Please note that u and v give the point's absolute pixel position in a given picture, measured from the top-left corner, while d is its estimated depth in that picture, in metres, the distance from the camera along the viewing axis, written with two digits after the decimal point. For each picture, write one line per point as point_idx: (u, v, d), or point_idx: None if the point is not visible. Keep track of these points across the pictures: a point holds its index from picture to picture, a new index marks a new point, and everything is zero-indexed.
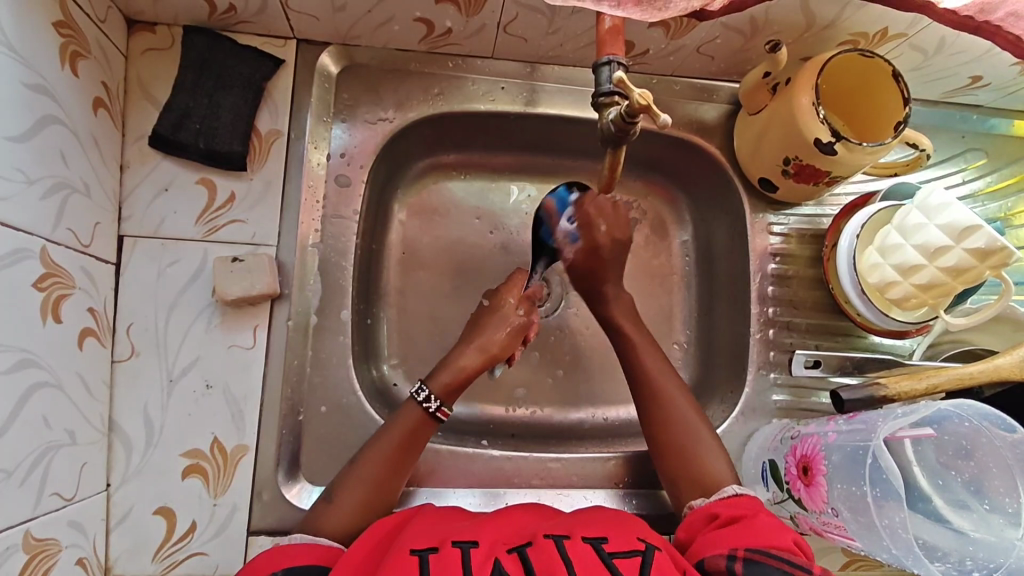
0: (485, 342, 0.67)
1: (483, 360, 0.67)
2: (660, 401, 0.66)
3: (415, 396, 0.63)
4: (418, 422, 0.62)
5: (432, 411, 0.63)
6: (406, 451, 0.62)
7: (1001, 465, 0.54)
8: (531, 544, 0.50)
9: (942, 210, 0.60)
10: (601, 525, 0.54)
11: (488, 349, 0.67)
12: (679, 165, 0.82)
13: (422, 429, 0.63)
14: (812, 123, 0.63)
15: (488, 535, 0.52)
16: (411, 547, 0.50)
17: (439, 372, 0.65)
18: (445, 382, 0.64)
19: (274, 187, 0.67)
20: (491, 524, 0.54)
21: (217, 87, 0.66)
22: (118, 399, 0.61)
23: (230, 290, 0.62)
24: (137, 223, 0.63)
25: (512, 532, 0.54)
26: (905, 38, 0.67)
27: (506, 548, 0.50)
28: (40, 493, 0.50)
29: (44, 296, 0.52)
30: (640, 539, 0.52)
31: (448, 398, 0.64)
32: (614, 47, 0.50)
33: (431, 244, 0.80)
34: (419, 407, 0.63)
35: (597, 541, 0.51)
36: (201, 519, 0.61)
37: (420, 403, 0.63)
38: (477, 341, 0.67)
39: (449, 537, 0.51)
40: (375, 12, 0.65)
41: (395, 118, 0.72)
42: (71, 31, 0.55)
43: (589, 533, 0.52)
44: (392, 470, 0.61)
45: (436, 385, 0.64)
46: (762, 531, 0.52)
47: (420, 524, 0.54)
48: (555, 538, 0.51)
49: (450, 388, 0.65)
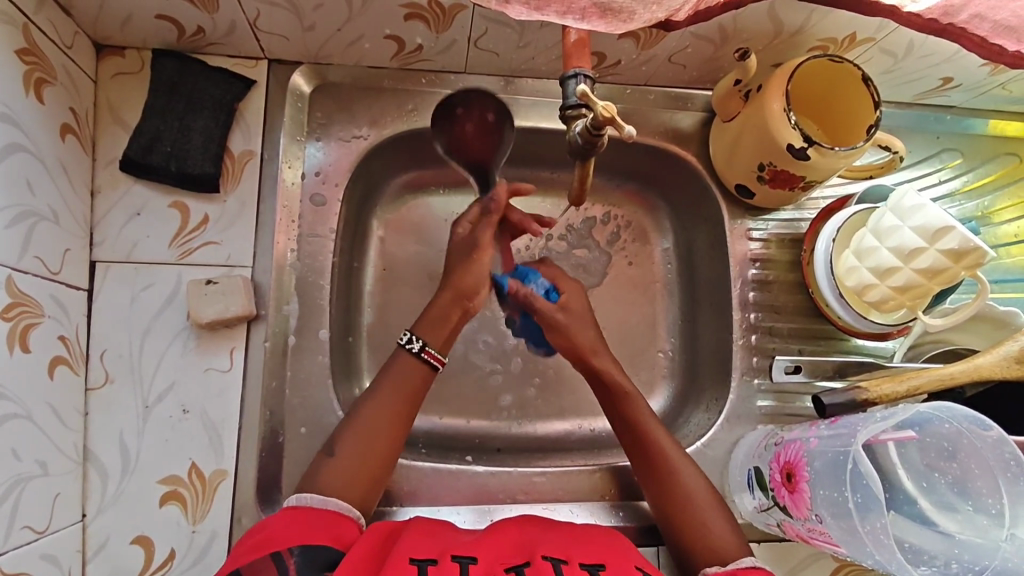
0: (458, 283, 0.66)
1: (454, 301, 0.66)
2: (665, 473, 0.63)
3: (403, 342, 0.64)
4: (409, 367, 0.63)
5: (417, 352, 0.64)
6: (408, 402, 0.62)
7: (983, 466, 0.53)
8: (529, 564, 0.50)
9: (916, 211, 0.60)
10: (599, 550, 0.53)
11: (459, 287, 0.66)
12: (657, 174, 0.82)
13: (415, 375, 0.63)
14: (785, 129, 0.63)
15: (487, 552, 0.52)
16: (412, 555, 0.49)
17: (423, 321, 0.66)
18: (430, 326, 0.65)
19: (248, 208, 0.66)
20: (490, 541, 0.54)
21: (188, 110, 0.66)
22: (93, 428, 0.60)
23: (204, 312, 0.62)
24: (110, 248, 0.63)
25: (512, 548, 0.53)
26: (873, 42, 0.68)
27: (504, 569, 0.49)
28: (9, 527, 0.49)
29: (11, 325, 0.51)
30: (638, 568, 0.52)
31: (437, 342, 0.65)
32: (580, 60, 0.51)
33: (410, 260, 0.80)
34: (405, 350, 0.64)
35: (594, 569, 0.50)
36: (180, 548, 0.60)
37: (406, 347, 0.64)
38: (452, 281, 0.66)
39: (448, 550, 0.51)
40: (345, 30, 0.64)
41: (370, 135, 0.72)
42: (37, 58, 0.55)
43: (587, 559, 0.52)
44: (387, 422, 0.61)
45: (421, 330, 0.65)
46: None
47: (417, 533, 0.53)
48: (553, 561, 0.50)
49: (437, 333, 0.65)
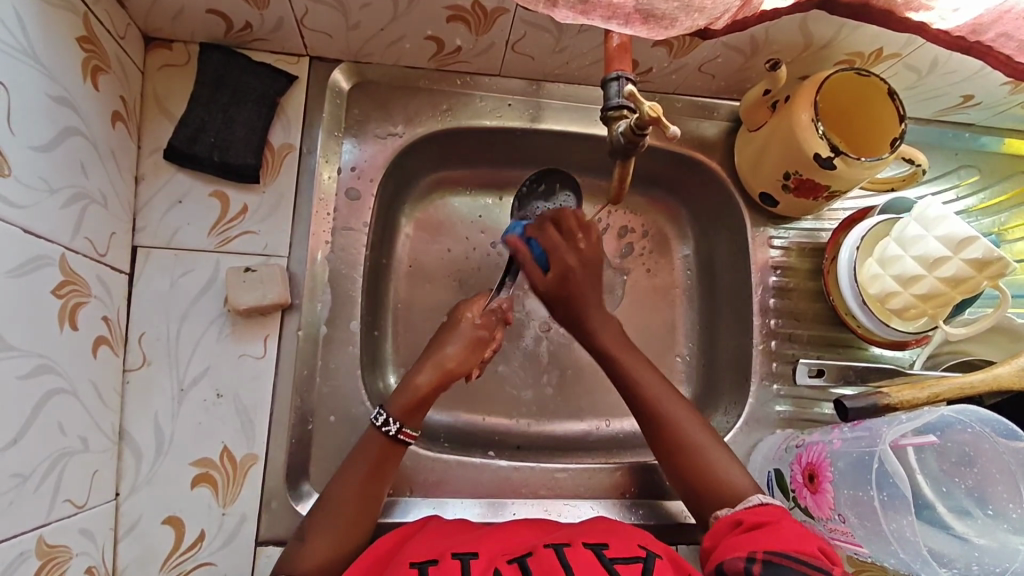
0: (441, 359, 0.66)
1: (438, 378, 0.65)
2: (673, 438, 0.63)
3: (375, 421, 0.62)
4: (382, 450, 0.61)
5: (395, 435, 0.61)
6: (374, 482, 0.60)
7: (1003, 470, 0.55)
8: (532, 553, 0.51)
9: (939, 222, 0.62)
10: (604, 533, 0.55)
11: (444, 365, 0.65)
12: (680, 181, 0.83)
13: (388, 456, 0.61)
14: (812, 138, 0.64)
15: (488, 547, 0.54)
16: (412, 560, 0.52)
17: (399, 396, 0.63)
18: (403, 403, 0.62)
19: (285, 201, 0.68)
20: (495, 536, 0.56)
21: (232, 103, 0.68)
22: (129, 409, 0.61)
23: (241, 300, 0.63)
24: (151, 234, 0.64)
25: (514, 543, 0.55)
26: (899, 58, 0.70)
27: (507, 559, 0.51)
28: (53, 500, 0.50)
29: (62, 303, 0.52)
30: (641, 546, 0.53)
31: (409, 420, 0.62)
32: (621, 63, 0.52)
33: (437, 258, 0.81)
34: (380, 432, 0.61)
35: (598, 548, 0.52)
36: (210, 530, 0.61)
37: (380, 429, 0.61)
38: (434, 358, 0.66)
39: (449, 550, 0.53)
40: (387, 31, 0.66)
41: (404, 133, 0.74)
42: (94, 46, 0.57)
43: (590, 540, 0.53)
44: (362, 502, 0.59)
45: (394, 408, 0.62)
46: (787, 537, 0.51)
47: (421, 540, 0.56)
48: (556, 547, 0.52)
49: (410, 408, 0.62)
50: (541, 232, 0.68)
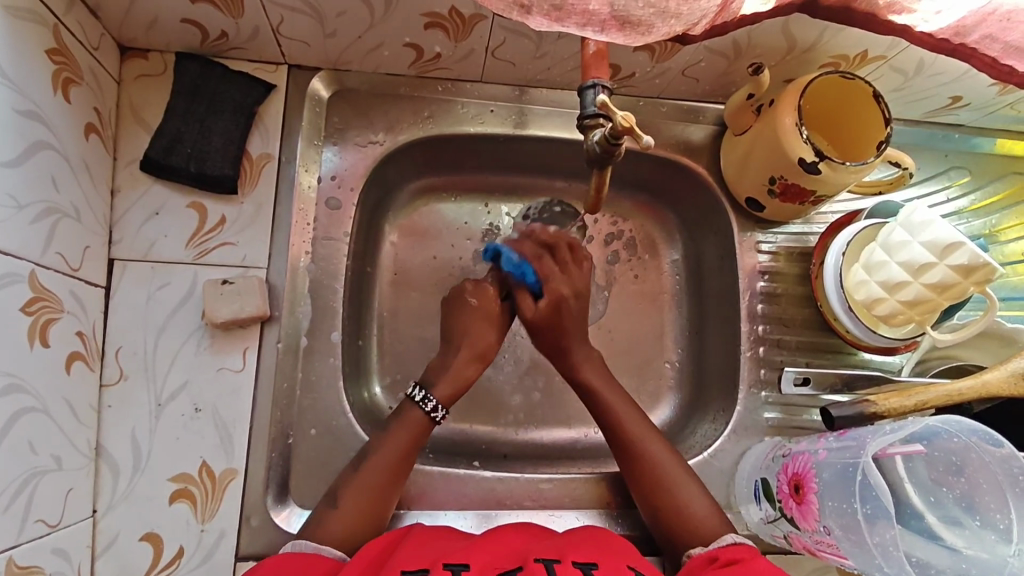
0: (479, 343, 0.70)
1: (475, 361, 0.70)
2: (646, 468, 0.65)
3: (418, 402, 0.66)
4: (416, 429, 0.65)
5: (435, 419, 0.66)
6: (404, 459, 0.63)
7: (991, 481, 0.53)
8: (522, 567, 0.50)
9: (925, 227, 0.61)
10: (594, 549, 0.54)
11: (481, 349, 0.70)
12: (667, 184, 0.82)
13: (423, 434, 0.65)
14: (796, 142, 0.63)
15: (480, 557, 0.53)
16: (402, 568, 0.51)
17: (440, 382, 0.68)
18: (444, 389, 0.68)
19: (264, 211, 0.67)
20: (487, 543, 0.55)
21: (209, 113, 0.67)
22: (107, 425, 0.61)
23: (219, 312, 0.62)
24: (128, 246, 0.64)
25: (506, 553, 0.54)
26: (885, 60, 0.69)
27: (496, 574, 0.50)
28: (24, 519, 0.50)
29: (32, 320, 0.52)
30: (631, 567, 0.52)
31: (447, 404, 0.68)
32: (598, 71, 0.51)
33: (421, 265, 0.80)
34: (424, 414, 0.66)
35: (587, 567, 0.50)
36: (189, 546, 0.60)
37: (420, 406, 0.66)
38: (472, 341, 0.70)
39: (440, 559, 0.52)
40: (365, 38, 0.66)
41: (385, 141, 0.73)
42: (65, 58, 0.56)
43: (580, 558, 0.52)
44: (392, 477, 0.62)
45: (438, 392, 0.67)
46: (760, 573, 0.52)
47: (409, 548, 0.54)
48: (546, 562, 0.51)
49: (447, 393, 0.68)
50: (537, 259, 0.72)
